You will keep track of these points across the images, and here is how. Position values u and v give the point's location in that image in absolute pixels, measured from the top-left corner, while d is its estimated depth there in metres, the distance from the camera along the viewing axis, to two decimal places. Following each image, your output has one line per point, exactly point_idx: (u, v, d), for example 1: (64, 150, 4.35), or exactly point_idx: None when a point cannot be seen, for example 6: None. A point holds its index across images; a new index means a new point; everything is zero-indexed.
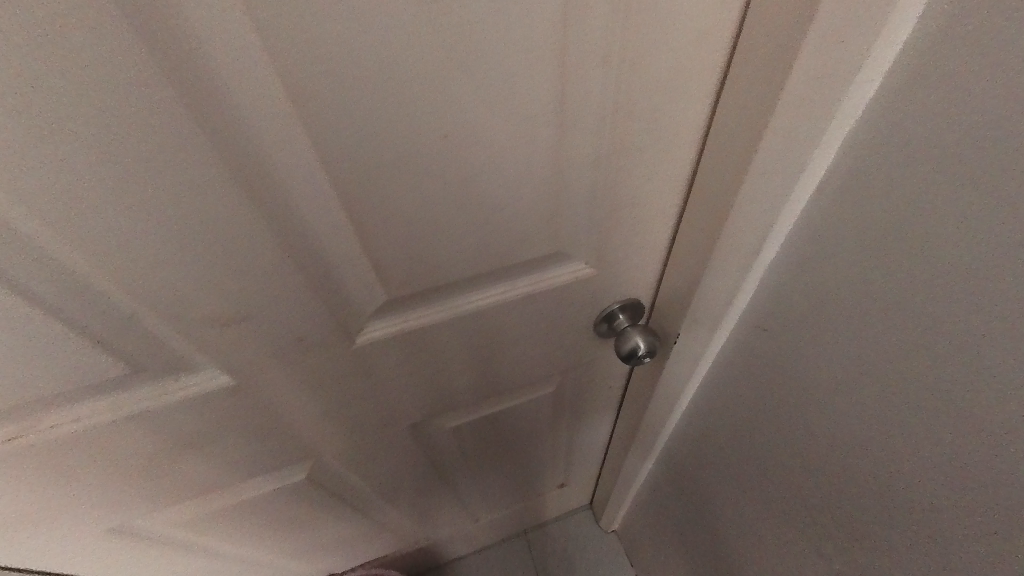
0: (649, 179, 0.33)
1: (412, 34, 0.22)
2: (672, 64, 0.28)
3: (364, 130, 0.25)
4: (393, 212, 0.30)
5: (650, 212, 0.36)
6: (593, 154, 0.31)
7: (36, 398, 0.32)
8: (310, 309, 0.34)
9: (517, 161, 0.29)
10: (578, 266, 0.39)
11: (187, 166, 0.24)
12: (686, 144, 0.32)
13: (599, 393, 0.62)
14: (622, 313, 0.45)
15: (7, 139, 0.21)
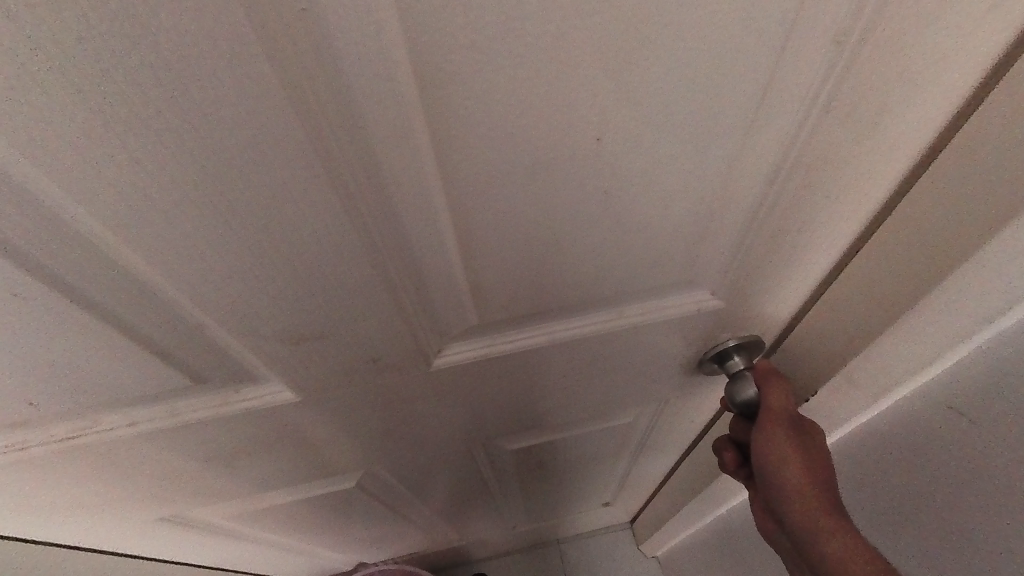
0: (832, 200, 0.26)
1: (598, 9, 0.16)
2: (923, 58, 0.20)
3: (506, 129, 0.20)
4: (515, 225, 0.24)
5: (813, 241, 0.29)
6: (772, 168, 0.24)
7: (94, 403, 0.29)
8: (391, 331, 0.29)
9: (675, 173, 0.23)
10: (706, 298, 0.32)
11: (279, 169, 0.19)
12: (893, 164, 0.25)
13: (677, 426, 0.55)
14: (737, 355, 0.37)
15: (71, 137, 0.16)
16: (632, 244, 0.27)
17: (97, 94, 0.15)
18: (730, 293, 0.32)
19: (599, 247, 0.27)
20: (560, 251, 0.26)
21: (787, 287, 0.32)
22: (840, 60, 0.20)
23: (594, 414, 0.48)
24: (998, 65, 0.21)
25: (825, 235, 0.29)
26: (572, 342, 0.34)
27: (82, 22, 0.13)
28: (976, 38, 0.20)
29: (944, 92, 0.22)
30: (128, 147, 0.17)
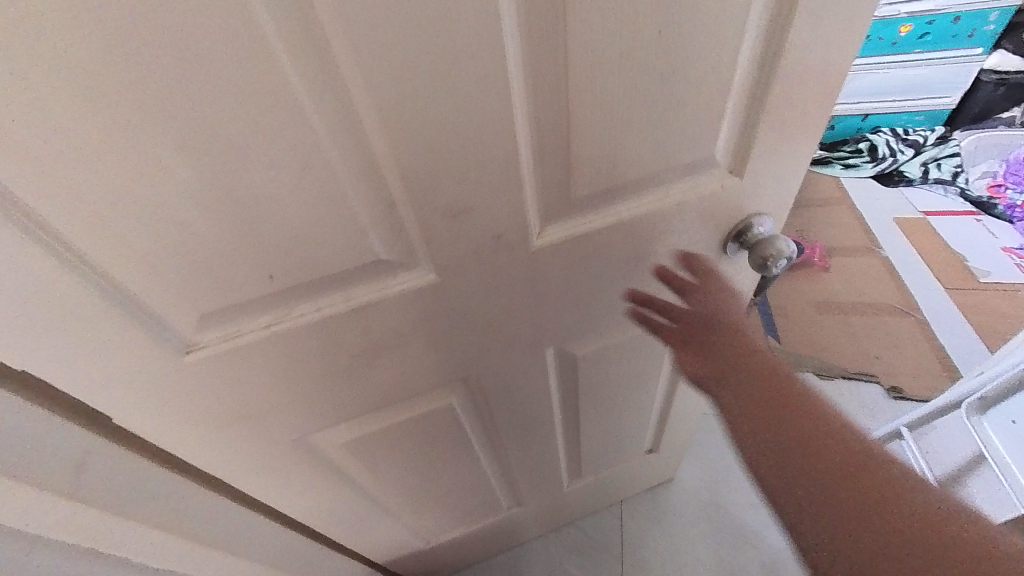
0: (799, 80, 0.40)
1: None
2: None
3: (603, 33, 0.32)
4: (603, 113, 0.37)
5: (790, 114, 0.43)
6: (757, 56, 0.38)
7: (305, 282, 0.41)
8: (513, 209, 0.41)
9: (702, 62, 0.36)
10: (725, 174, 0.47)
11: (471, 64, 0.31)
12: (833, 49, 0.39)
13: None
14: (756, 228, 0.52)
15: (373, 43, 0.29)
16: (678, 126, 0.40)
17: (395, 14, 0.28)
18: (740, 167, 0.46)
19: (657, 130, 0.39)
20: (630, 131, 0.38)
21: (776, 160, 0.47)
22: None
23: (642, 309, 0.60)
24: None
25: (799, 111, 0.43)
26: (632, 219, 0.46)
27: None
28: None
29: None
30: (397, 51, 0.29)
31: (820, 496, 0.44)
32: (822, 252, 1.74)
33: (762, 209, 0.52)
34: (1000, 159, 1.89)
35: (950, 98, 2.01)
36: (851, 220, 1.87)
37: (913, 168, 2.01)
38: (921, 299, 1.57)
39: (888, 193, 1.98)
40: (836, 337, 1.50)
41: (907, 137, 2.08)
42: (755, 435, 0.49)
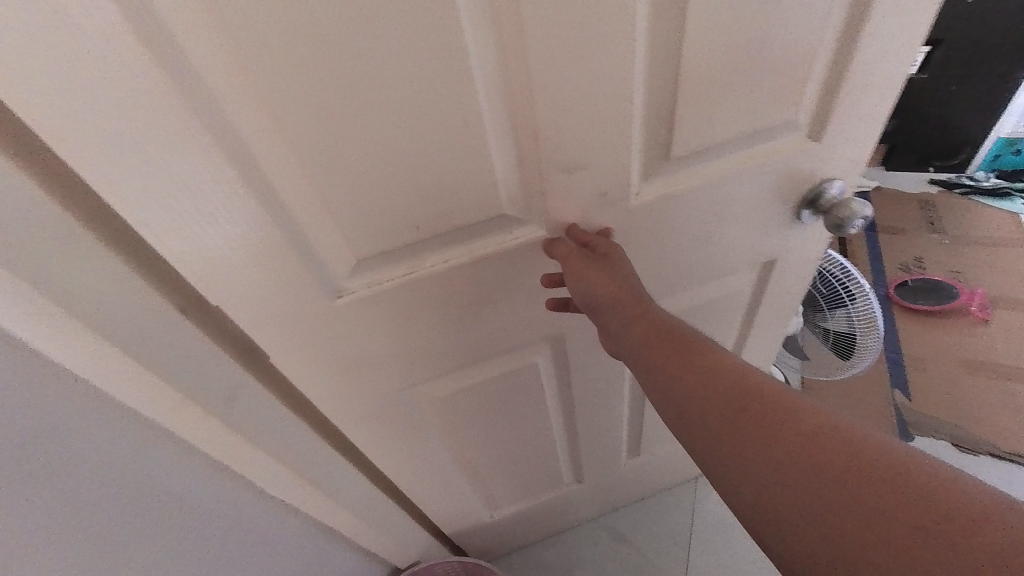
0: (877, 44, 0.45)
1: None
2: None
3: (714, 2, 0.38)
4: (706, 76, 0.43)
5: (867, 76, 0.48)
6: (838, 21, 0.43)
7: (440, 232, 0.48)
8: (620, 165, 0.47)
9: (791, 26, 0.42)
10: (807, 139, 0.52)
11: (605, 31, 0.38)
12: (908, 13, 0.44)
13: (773, 286, 0.73)
14: (828, 192, 0.58)
15: (533, 14, 0.36)
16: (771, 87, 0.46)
17: None
18: (819, 132, 0.52)
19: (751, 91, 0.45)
20: (726, 92, 0.44)
21: (851, 125, 0.52)
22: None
23: (718, 274, 0.65)
24: None
25: (877, 77, 0.48)
26: (720, 181, 0.52)
27: None
28: None
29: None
30: (550, 20, 0.36)
31: (789, 514, 0.35)
32: (982, 301, 1.62)
33: (836, 175, 0.57)
34: None
35: None
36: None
37: None
38: None
39: None
40: (986, 403, 1.38)
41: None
42: (692, 438, 0.42)
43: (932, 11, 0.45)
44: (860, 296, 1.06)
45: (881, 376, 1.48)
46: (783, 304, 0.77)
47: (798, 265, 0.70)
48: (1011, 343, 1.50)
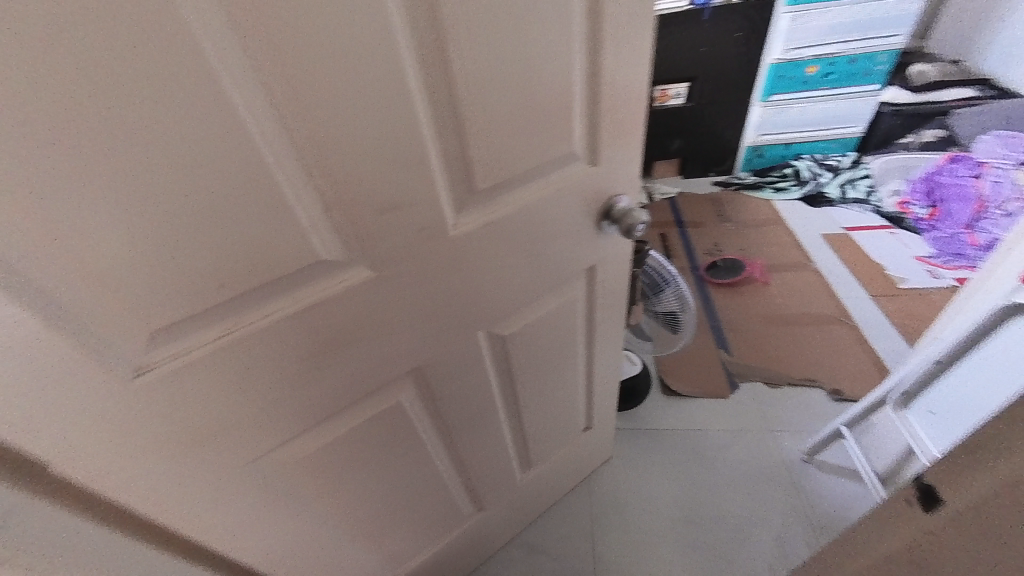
0: (614, 90, 0.58)
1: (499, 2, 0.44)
2: (621, 15, 0.52)
3: (474, 61, 0.45)
4: (486, 120, 0.50)
5: (615, 115, 0.61)
6: (583, 74, 0.55)
7: (254, 288, 0.46)
8: (431, 201, 0.51)
9: (548, 80, 0.51)
10: (586, 164, 0.64)
11: (380, 87, 0.42)
12: (630, 69, 0.58)
13: (601, 287, 0.85)
14: (618, 206, 0.71)
15: (302, 73, 0.38)
16: (544, 126, 0.55)
17: (319, 52, 0.38)
18: (594, 158, 0.64)
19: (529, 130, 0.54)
20: (508, 132, 0.52)
21: (617, 150, 0.66)
22: (593, 22, 0.51)
23: (551, 283, 0.74)
24: (642, 18, 0.55)
25: (622, 113, 0.62)
26: (527, 205, 0.61)
27: (325, 22, 0.37)
28: (631, 9, 0.53)
29: (638, 33, 0.55)
30: (323, 79, 0.39)
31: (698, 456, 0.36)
32: (762, 269, 2.11)
33: (618, 189, 0.71)
34: (904, 180, 2.31)
35: (855, 128, 2.49)
36: (788, 236, 2.29)
37: (834, 189, 2.45)
38: (854, 310, 1.87)
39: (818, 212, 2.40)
40: (787, 349, 1.76)
41: (824, 163, 2.56)
42: None
43: (646, 64, 0.59)
44: (672, 281, 1.32)
45: (711, 343, 1.81)
46: (614, 301, 0.91)
47: (614, 265, 0.83)
48: (788, 298, 1.97)
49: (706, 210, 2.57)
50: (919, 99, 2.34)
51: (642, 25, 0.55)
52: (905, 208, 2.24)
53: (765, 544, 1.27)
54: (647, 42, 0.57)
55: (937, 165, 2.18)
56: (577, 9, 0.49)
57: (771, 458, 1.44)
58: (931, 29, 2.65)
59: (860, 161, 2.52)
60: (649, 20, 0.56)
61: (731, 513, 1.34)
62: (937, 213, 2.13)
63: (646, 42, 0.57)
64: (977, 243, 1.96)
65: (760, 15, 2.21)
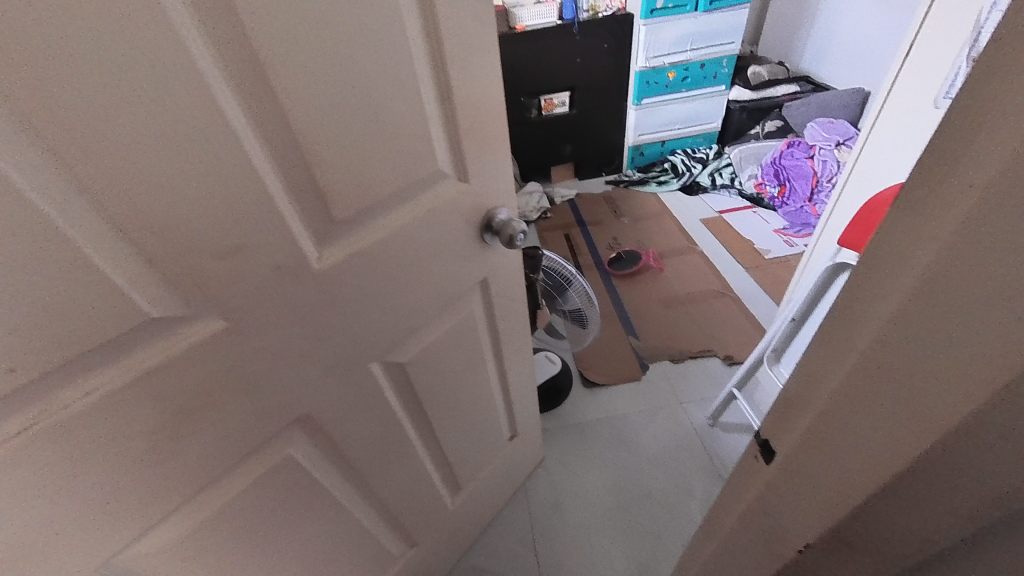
0: (470, 108, 0.59)
1: (322, 28, 0.42)
2: (461, 36, 0.54)
3: (304, 88, 0.43)
4: (332, 148, 0.48)
5: (476, 132, 0.62)
6: (433, 94, 0.55)
7: (65, 365, 0.39)
8: (282, 237, 0.48)
9: (395, 102, 0.51)
10: (457, 182, 0.65)
11: (193, 122, 0.38)
12: (481, 87, 0.60)
13: (498, 298, 0.86)
14: (497, 218, 0.73)
15: (79, 113, 0.33)
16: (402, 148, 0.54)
17: (99, 87, 0.33)
18: (463, 175, 0.65)
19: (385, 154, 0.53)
20: (361, 157, 0.50)
21: (485, 165, 0.67)
22: (435, 44, 0.52)
23: (442, 302, 0.73)
24: (483, 37, 0.56)
25: (483, 129, 0.63)
26: (399, 229, 0.59)
27: (101, 55, 0.32)
28: (471, 31, 0.55)
29: (483, 53, 0.57)
30: (111, 118, 0.34)
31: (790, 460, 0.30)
32: (656, 256, 2.31)
33: (495, 202, 0.73)
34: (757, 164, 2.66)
35: (714, 124, 2.84)
36: (673, 224, 2.53)
37: (705, 177, 2.76)
38: (733, 283, 2.12)
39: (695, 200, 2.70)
40: (685, 326, 1.94)
41: (695, 155, 2.86)
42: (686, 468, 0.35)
43: (497, 81, 0.61)
44: (572, 280, 1.39)
45: (621, 331, 1.94)
46: (513, 309, 0.92)
47: (506, 275, 0.85)
48: (680, 280, 2.17)
49: (603, 208, 2.75)
50: (758, 96, 2.73)
51: (486, 45, 0.57)
52: (760, 188, 2.55)
53: (689, 508, 1.38)
54: (495, 62, 0.60)
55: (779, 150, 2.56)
56: (414, 33, 0.50)
57: (682, 428, 1.57)
58: (758, 37, 3.12)
59: (722, 151, 2.85)
60: (492, 40, 0.58)
61: (654, 485, 1.44)
62: (785, 191, 2.49)
63: (492, 61, 0.59)
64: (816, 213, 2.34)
65: (622, 29, 2.45)
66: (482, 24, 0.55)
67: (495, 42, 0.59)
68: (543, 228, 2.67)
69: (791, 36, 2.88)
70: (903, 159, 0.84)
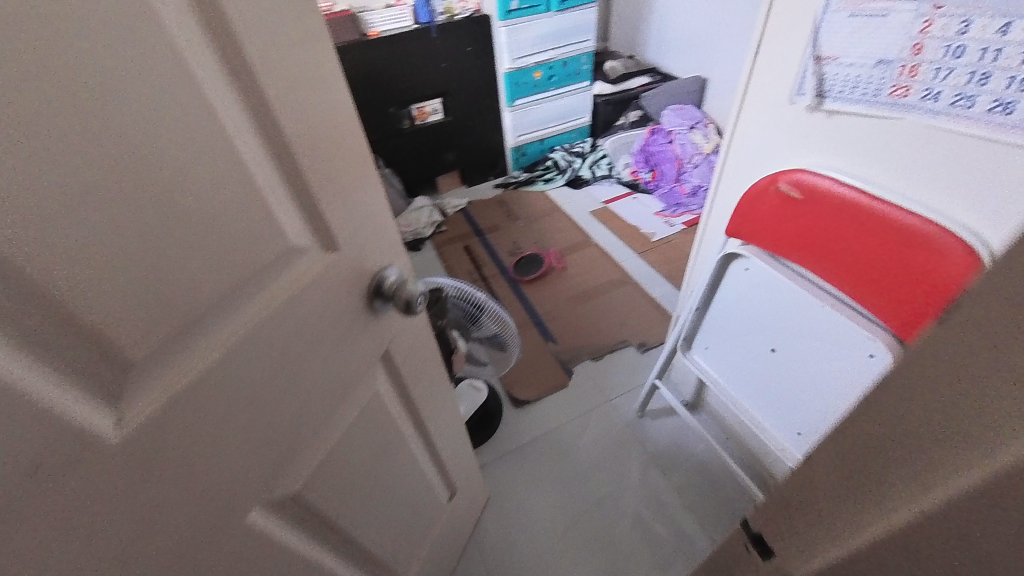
0: (321, 161, 0.45)
1: (19, 84, 0.25)
2: (286, 71, 0.39)
3: (7, 191, 0.26)
4: (97, 265, 0.30)
5: (338, 188, 0.48)
6: (261, 153, 0.40)
7: None
8: (32, 426, 0.29)
9: (201, 175, 0.35)
10: (323, 252, 0.50)
11: None
12: (330, 131, 0.46)
13: (406, 365, 0.72)
14: (387, 279, 0.59)
15: None
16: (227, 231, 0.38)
17: None
18: (330, 242, 0.50)
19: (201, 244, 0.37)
20: (156, 264, 0.34)
21: (358, 225, 0.53)
22: (246, 82, 0.37)
23: (335, 398, 0.58)
24: (319, 71, 0.43)
25: (346, 181, 0.49)
26: (250, 337, 0.43)
27: None
28: (298, 63, 0.41)
29: (324, 86, 0.43)
30: None
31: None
32: (556, 255, 2.33)
33: (380, 262, 0.59)
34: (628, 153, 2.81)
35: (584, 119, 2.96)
36: (566, 220, 2.58)
37: (586, 170, 2.87)
38: (630, 269, 2.23)
39: (581, 193, 2.79)
40: (597, 321, 1.97)
41: (573, 149, 2.95)
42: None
43: (352, 119, 0.48)
44: (483, 306, 1.30)
45: (539, 339, 1.91)
46: (427, 368, 0.80)
47: (411, 337, 0.71)
48: (584, 275, 2.21)
49: (496, 213, 2.70)
50: (618, 89, 2.90)
51: (326, 76, 0.43)
52: (636, 175, 2.74)
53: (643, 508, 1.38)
54: (344, 95, 0.46)
55: (645, 138, 2.73)
56: (208, 72, 0.34)
57: (615, 426, 1.58)
58: (607, 32, 3.32)
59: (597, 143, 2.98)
60: (334, 69, 0.44)
61: (605, 493, 1.42)
62: (656, 175, 2.68)
63: (340, 95, 0.46)
64: (685, 192, 2.55)
65: (482, 31, 2.39)
66: (311, 54, 0.42)
67: (338, 72, 0.45)
68: (440, 243, 2.54)
69: (636, 31, 3.10)
70: (767, 151, 0.91)
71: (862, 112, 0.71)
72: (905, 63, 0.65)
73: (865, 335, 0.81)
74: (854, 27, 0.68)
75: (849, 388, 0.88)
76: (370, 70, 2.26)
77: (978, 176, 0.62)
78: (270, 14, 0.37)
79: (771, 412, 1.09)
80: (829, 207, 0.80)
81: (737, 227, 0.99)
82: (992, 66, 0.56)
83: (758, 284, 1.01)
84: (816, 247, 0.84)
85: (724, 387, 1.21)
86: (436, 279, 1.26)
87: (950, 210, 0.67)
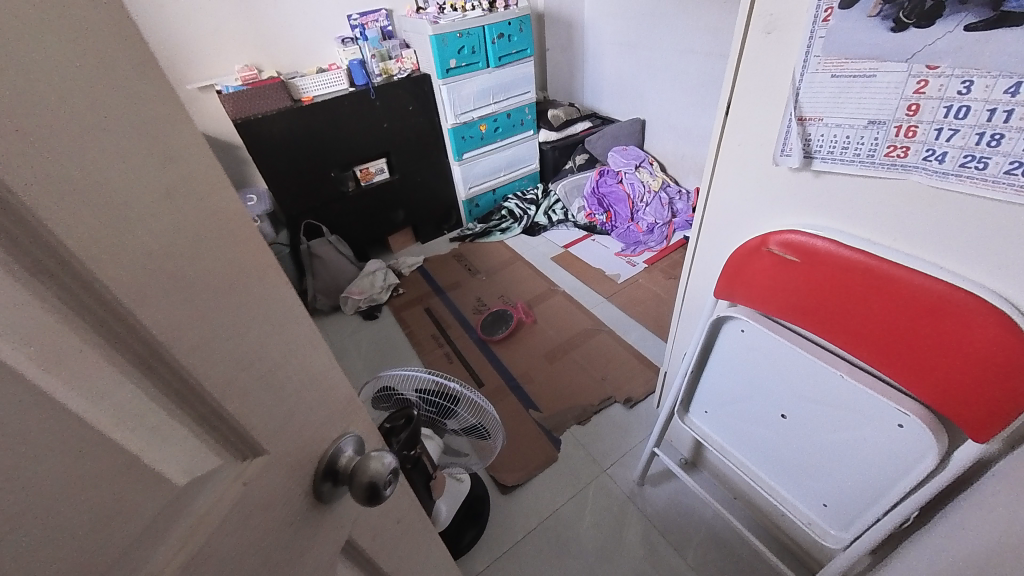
0: (228, 344, 0.30)
1: None
2: (152, 236, 0.25)
3: None
4: None
5: (263, 370, 0.33)
6: (118, 369, 0.24)
7: None
8: None
9: None
10: (238, 467, 0.33)
11: None
12: (245, 293, 0.31)
13: (379, 539, 0.55)
14: (344, 452, 0.44)
15: None
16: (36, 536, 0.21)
17: None
18: (250, 447, 0.34)
19: None
20: None
21: (296, 403, 0.38)
22: (60, 274, 0.21)
23: None
24: (216, 217, 0.28)
25: (271, 357, 0.34)
26: None
27: None
28: (178, 216, 0.26)
29: (220, 241, 0.29)
30: None
31: None
32: (524, 309, 2.21)
33: (331, 436, 0.43)
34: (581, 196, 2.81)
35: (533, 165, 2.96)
36: (530, 269, 2.50)
37: (541, 216, 2.83)
38: (602, 315, 2.15)
39: (540, 239, 2.73)
40: (578, 377, 1.85)
41: (526, 196, 2.92)
42: None
43: (272, 270, 0.33)
44: (458, 395, 1.14)
45: (519, 407, 1.75)
46: (407, 526, 0.62)
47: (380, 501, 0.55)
48: (556, 328, 2.10)
49: (456, 269, 2.57)
50: (562, 135, 2.92)
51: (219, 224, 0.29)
52: (591, 218, 2.70)
53: None
54: (255, 242, 0.32)
55: (595, 181, 2.75)
56: None
57: (616, 500, 1.44)
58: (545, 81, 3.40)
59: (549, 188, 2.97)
60: (234, 210, 0.30)
61: None
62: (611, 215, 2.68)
63: (248, 244, 0.31)
64: (642, 229, 2.55)
65: (422, 90, 2.34)
66: (202, 195, 0.27)
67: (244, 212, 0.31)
68: (398, 308, 2.36)
69: (572, 79, 3.19)
70: (750, 210, 0.85)
71: (856, 172, 0.67)
72: (900, 124, 0.61)
73: (889, 405, 0.73)
74: (838, 88, 0.64)
75: (876, 458, 0.80)
76: (305, 135, 2.13)
77: (998, 237, 0.57)
78: (103, 161, 0.22)
79: (787, 481, 0.99)
80: (829, 269, 0.73)
81: (727, 291, 0.91)
82: (1003, 127, 0.53)
83: (755, 347, 0.93)
84: (819, 311, 0.77)
85: (730, 453, 1.11)
86: (397, 372, 1.15)
87: (962, 272, 0.62)
